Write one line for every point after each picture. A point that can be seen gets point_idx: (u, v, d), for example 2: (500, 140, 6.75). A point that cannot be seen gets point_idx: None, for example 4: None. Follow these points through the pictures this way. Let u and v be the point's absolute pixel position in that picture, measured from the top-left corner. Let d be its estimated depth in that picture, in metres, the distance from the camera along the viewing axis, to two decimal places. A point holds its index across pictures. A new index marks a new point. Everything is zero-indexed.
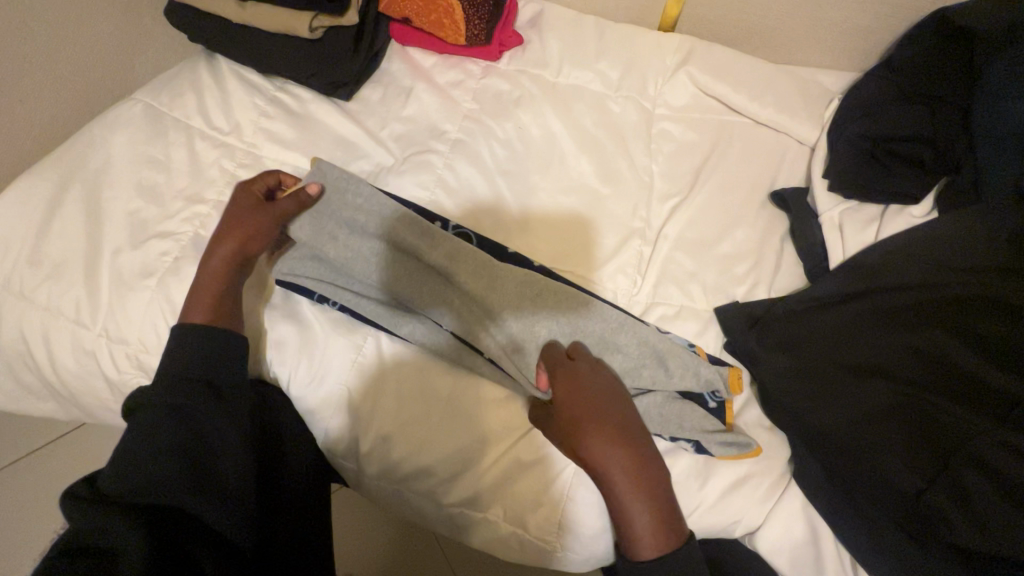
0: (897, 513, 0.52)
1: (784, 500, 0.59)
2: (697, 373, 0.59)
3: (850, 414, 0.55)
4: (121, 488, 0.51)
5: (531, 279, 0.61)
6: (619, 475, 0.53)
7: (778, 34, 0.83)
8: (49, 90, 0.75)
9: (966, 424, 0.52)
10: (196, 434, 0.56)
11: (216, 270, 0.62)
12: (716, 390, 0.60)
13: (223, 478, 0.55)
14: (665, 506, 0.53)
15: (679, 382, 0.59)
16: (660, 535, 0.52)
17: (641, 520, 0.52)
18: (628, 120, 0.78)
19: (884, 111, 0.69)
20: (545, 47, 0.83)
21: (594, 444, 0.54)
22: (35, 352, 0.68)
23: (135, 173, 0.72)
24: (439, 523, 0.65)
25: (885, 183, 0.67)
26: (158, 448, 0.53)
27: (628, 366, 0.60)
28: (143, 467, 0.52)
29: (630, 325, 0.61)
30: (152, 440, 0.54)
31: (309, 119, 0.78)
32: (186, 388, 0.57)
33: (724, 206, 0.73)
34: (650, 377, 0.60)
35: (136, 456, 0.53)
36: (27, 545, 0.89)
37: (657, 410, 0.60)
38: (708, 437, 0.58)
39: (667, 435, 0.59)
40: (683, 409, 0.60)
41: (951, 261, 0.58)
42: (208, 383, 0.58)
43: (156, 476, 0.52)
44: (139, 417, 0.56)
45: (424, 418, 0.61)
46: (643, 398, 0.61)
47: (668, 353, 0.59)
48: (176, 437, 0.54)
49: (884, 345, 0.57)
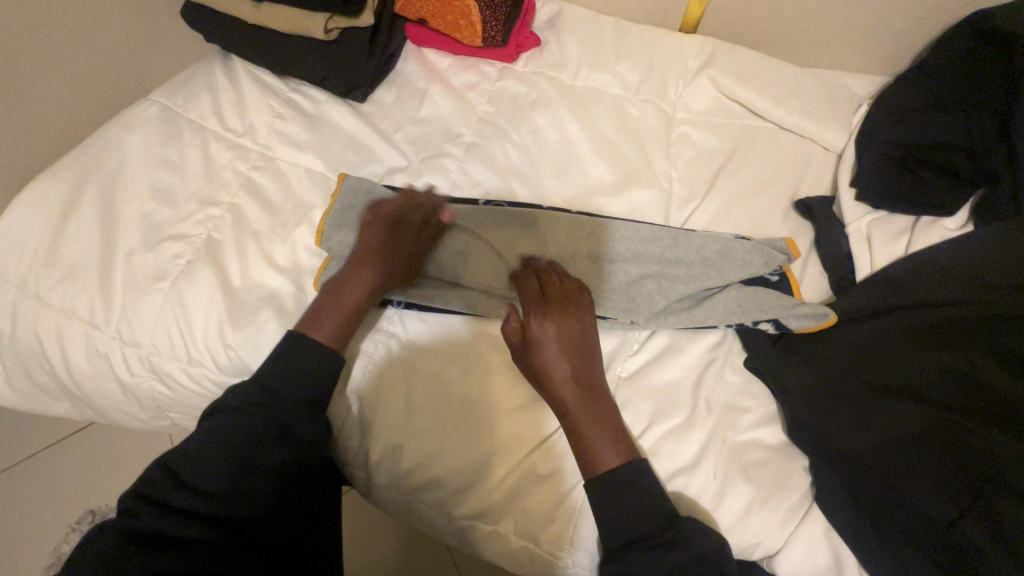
0: (925, 541, 0.49)
1: (806, 524, 0.56)
2: (759, 251, 0.62)
3: (880, 435, 0.53)
4: (210, 490, 0.53)
5: (584, 244, 0.64)
6: (561, 383, 0.57)
7: (806, 35, 0.80)
8: (65, 91, 0.75)
9: (999, 448, 0.49)
10: (276, 464, 0.56)
11: (347, 303, 0.61)
12: (777, 265, 0.63)
13: (289, 510, 0.57)
14: (607, 415, 0.57)
15: (747, 271, 0.62)
16: (618, 444, 0.56)
17: (597, 436, 0.56)
18: (647, 125, 0.76)
19: (917, 118, 0.66)
20: (563, 48, 0.81)
21: (543, 349, 0.58)
22: (50, 353, 0.68)
23: (150, 174, 0.72)
24: (448, 534, 0.64)
25: (911, 193, 0.65)
26: (239, 473, 0.54)
27: (699, 314, 0.61)
28: (221, 485, 0.53)
29: (682, 238, 0.64)
30: (236, 457, 0.54)
31: (322, 121, 0.77)
32: (288, 407, 0.57)
33: (744, 213, 0.71)
34: (725, 309, 0.61)
35: (238, 466, 0.54)
36: (42, 543, 0.91)
37: (735, 303, 0.61)
38: (786, 313, 0.59)
39: (748, 321, 0.60)
40: (761, 296, 0.61)
41: (992, 276, 0.55)
42: (279, 410, 0.57)
43: (233, 497, 0.53)
44: (246, 416, 0.56)
45: (432, 426, 0.60)
46: (719, 294, 0.62)
47: (729, 285, 0.62)
48: (271, 458, 0.55)
49: (919, 364, 0.55)
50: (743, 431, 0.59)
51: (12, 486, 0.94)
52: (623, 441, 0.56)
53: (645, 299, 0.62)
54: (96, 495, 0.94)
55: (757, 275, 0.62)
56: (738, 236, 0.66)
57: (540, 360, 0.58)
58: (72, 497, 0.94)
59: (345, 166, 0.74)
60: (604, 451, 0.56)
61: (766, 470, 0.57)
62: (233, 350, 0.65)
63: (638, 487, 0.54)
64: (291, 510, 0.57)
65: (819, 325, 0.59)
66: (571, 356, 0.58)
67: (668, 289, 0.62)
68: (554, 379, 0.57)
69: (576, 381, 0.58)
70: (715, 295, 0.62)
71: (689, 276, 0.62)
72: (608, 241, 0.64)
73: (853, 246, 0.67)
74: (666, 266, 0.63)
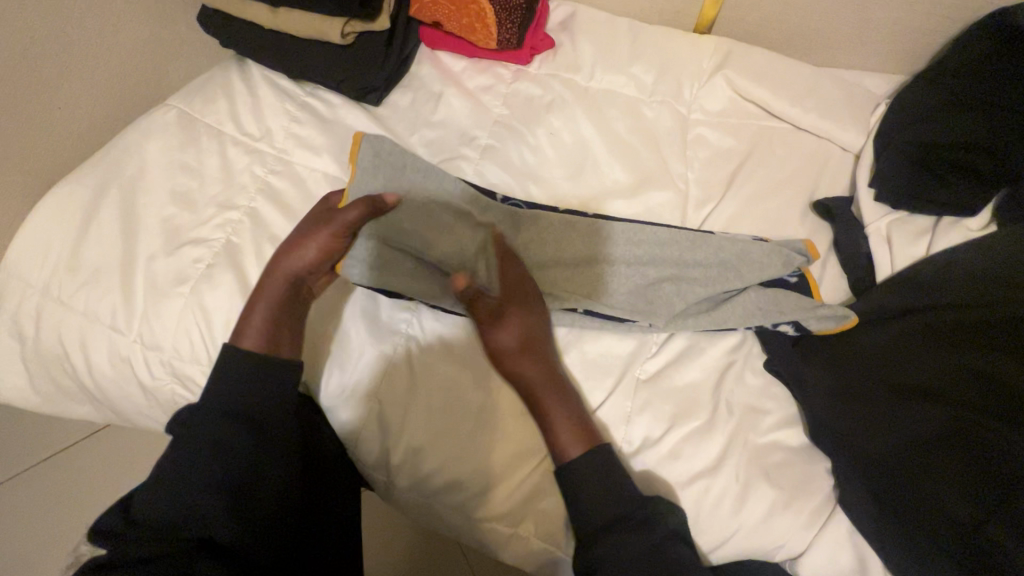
0: (948, 543, 0.49)
1: (831, 526, 0.56)
2: (778, 252, 0.62)
3: (899, 437, 0.53)
4: (149, 512, 0.52)
5: (601, 248, 0.64)
6: (528, 376, 0.58)
7: (821, 36, 0.80)
8: (84, 96, 0.75)
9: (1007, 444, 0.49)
10: (246, 468, 0.55)
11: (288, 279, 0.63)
12: (796, 266, 0.63)
13: (274, 514, 0.56)
14: (569, 404, 0.58)
15: (765, 273, 0.62)
16: (581, 432, 0.57)
17: (561, 426, 0.57)
18: (662, 126, 0.76)
19: (937, 117, 0.66)
20: (577, 50, 0.81)
21: (507, 344, 0.59)
22: (72, 356, 0.69)
23: (169, 178, 0.73)
24: (469, 536, 0.64)
25: (932, 193, 0.65)
26: (209, 484, 0.53)
27: (718, 317, 0.62)
28: (196, 498, 0.53)
29: (700, 240, 0.63)
30: (173, 475, 0.54)
31: (339, 124, 0.77)
32: (215, 418, 0.56)
33: (761, 214, 0.71)
34: (743, 313, 0.61)
35: (175, 481, 0.53)
36: (63, 542, 0.92)
37: (753, 306, 0.61)
38: (807, 315, 0.59)
39: (768, 324, 0.60)
40: (780, 298, 0.61)
41: (1008, 275, 0.55)
42: (212, 423, 0.56)
43: (210, 510, 0.53)
44: (182, 435, 0.57)
45: (449, 431, 0.61)
46: (737, 297, 0.62)
47: (747, 289, 0.62)
48: (207, 469, 0.54)
49: (934, 365, 0.54)
50: (765, 433, 0.59)
51: (29, 488, 0.94)
52: (586, 429, 0.57)
53: (665, 304, 0.62)
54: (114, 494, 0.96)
55: (776, 277, 0.62)
56: (755, 238, 0.66)
57: (508, 355, 0.59)
58: (91, 498, 0.95)
59: None
60: (567, 439, 0.56)
61: (789, 472, 0.57)
62: None
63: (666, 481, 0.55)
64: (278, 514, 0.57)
65: (840, 326, 0.59)
66: (527, 350, 0.59)
67: (687, 292, 0.62)
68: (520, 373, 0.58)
69: (543, 373, 0.59)
70: (734, 298, 0.62)
71: (707, 279, 0.62)
72: (625, 245, 0.64)
73: (873, 247, 0.67)
74: (685, 268, 0.63)
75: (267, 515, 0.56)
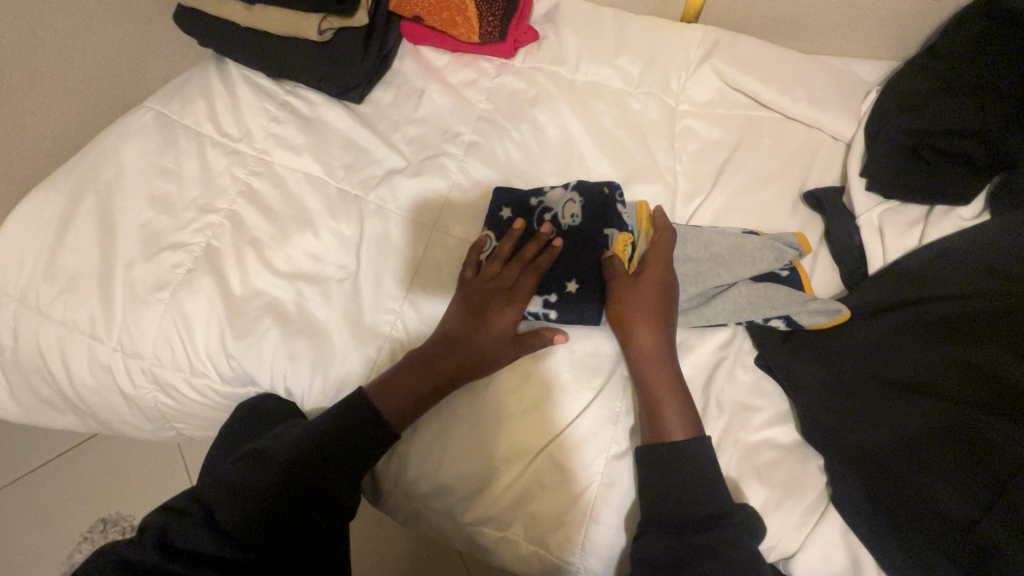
0: (942, 538, 0.48)
1: (823, 525, 0.55)
2: (771, 246, 0.61)
3: (890, 432, 0.52)
4: (232, 511, 0.49)
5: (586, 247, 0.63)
6: (650, 354, 0.58)
7: (810, 22, 0.78)
8: (57, 100, 0.73)
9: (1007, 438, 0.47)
10: (295, 479, 0.53)
11: (493, 327, 0.60)
12: (788, 259, 0.61)
13: (312, 541, 0.52)
14: (684, 393, 0.57)
15: (757, 267, 0.60)
16: (687, 417, 0.56)
17: (671, 407, 0.56)
18: (650, 119, 0.74)
19: (930, 103, 0.64)
20: (562, 42, 0.79)
21: (636, 321, 0.59)
22: (52, 366, 0.68)
23: (147, 183, 0.71)
24: (459, 540, 0.63)
25: (928, 181, 0.63)
26: (264, 489, 0.51)
27: (707, 315, 0.60)
28: (248, 496, 0.50)
29: (690, 237, 0.64)
30: (264, 480, 0.52)
31: (319, 123, 0.76)
32: (329, 443, 0.55)
33: (751, 206, 0.69)
34: (734, 309, 0.60)
35: (266, 488, 0.51)
36: (58, 548, 0.92)
37: (745, 301, 0.59)
38: (799, 310, 0.58)
39: (759, 319, 0.59)
40: (771, 292, 0.59)
41: (1002, 266, 0.54)
42: (324, 446, 0.55)
43: (255, 517, 0.49)
44: (286, 446, 0.55)
45: (439, 433, 0.61)
46: (728, 291, 0.61)
47: (739, 286, 0.61)
48: (304, 485, 0.53)
49: (927, 358, 0.53)
50: (755, 431, 0.59)
51: (27, 494, 0.95)
52: (691, 417, 0.56)
53: None
54: (106, 500, 0.95)
55: (768, 271, 0.60)
56: (746, 231, 0.65)
57: (637, 331, 0.59)
58: (84, 504, 0.95)
59: (344, 169, 0.73)
60: (671, 422, 0.56)
61: (781, 470, 0.56)
62: (236, 360, 0.65)
63: (669, 471, 0.54)
64: (324, 528, 0.53)
65: (831, 321, 0.58)
66: (660, 323, 0.59)
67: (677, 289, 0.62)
68: (644, 352, 0.58)
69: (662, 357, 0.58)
70: (724, 293, 0.61)
71: (697, 275, 0.62)
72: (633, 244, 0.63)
73: (866, 238, 0.65)
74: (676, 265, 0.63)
75: (306, 538, 0.52)
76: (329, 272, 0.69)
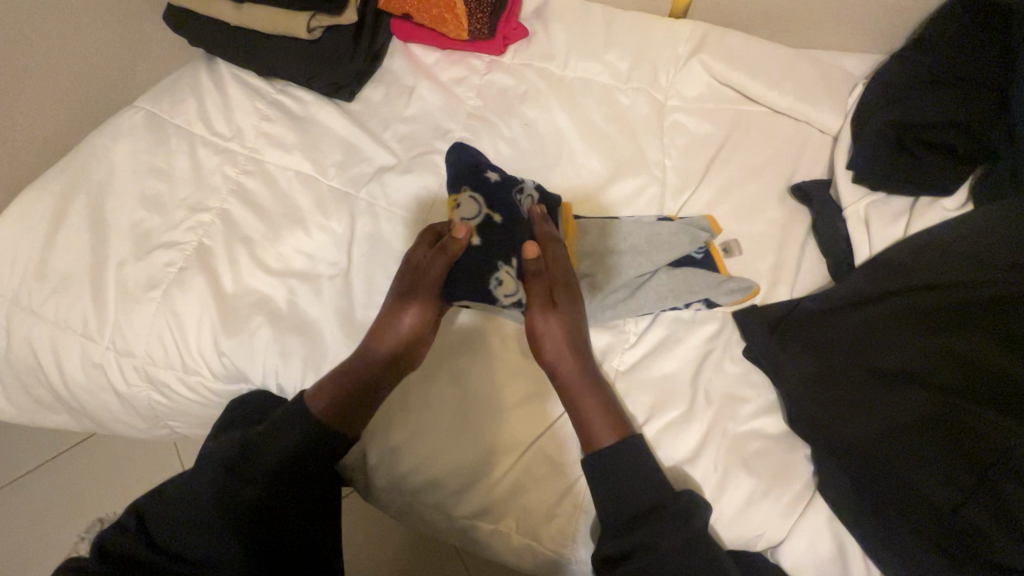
0: (929, 525, 0.49)
1: (810, 513, 0.55)
2: (679, 232, 0.65)
3: (882, 423, 0.52)
4: (172, 516, 0.54)
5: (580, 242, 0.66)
6: (569, 365, 0.58)
7: (798, 17, 0.79)
8: (47, 100, 0.73)
9: (989, 425, 0.49)
10: (249, 480, 0.56)
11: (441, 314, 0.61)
12: (700, 243, 0.65)
13: (278, 555, 0.56)
14: (608, 397, 0.58)
15: (670, 253, 0.64)
16: (613, 421, 0.57)
17: (596, 414, 0.57)
18: (638, 114, 0.75)
19: (914, 96, 0.65)
20: (551, 38, 0.80)
21: (548, 335, 0.59)
22: (44, 365, 0.68)
23: (139, 181, 0.72)
24: (452, 534, 0.64)
25: (911, 174, 0.64)
26: (201, 495, 0.55)
27: (635, 305, 0.63)
28: (187, 501, 0.55)
29: (609, 229, 0.66)
30: (203, 483, 0.56)
31: (311, 121, 0.76)
32: (264, 442, 0.58)
33: (739, 199, 0.70)
34: (658, 297, 0.62)
35: (199, 491, 0.55)
36: (57, 546, 0.92)
37: (667, 287, 0.63)
38: (715, 291, 0.62)
39: (681, 304, 0.62)
40: (689, 276, 0.63)
41: (984, 257, 0.55)
42: (260, 447, 0.58)
43: (207, 517, 0.54)
44: (228, 449, 0.58)
45: (427, 429, 0.60)
46: (652, 280, 0.64)
47: (659, 274, 0.64)
48: (239, 483, 0.56)
49: (915, 348, 0.54)
50: (744, 421, 0.59)
51: (25, 492, 0.95)
52: (618, 420, 0.57)
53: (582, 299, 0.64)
54: (103, 499, 0.96)
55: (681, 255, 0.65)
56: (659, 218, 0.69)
57: (552, 341, 0.59)
58: (82, 503, 0.95)
59: (335, 167, 0.73)
60: (599, 429, 0.57)
61: (769, 460, 0.57)
62: (227, 357, 0.65)
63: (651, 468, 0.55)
64: (269, 519, 0.56)
65: (747, 297, 0.63)
66: (569, 342, 0.59)
67: (600, 284, 0.64)
68: (559, 364, 0.58)
69: (580, 364, 0.59)
70: (646, 282, 0.64)
71: (619, 267, 0.64)
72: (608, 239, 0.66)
73: (852, 229, 0.66)
74: (602, 255, 0.65)
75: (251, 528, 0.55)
76: (320, 269, 0.69)
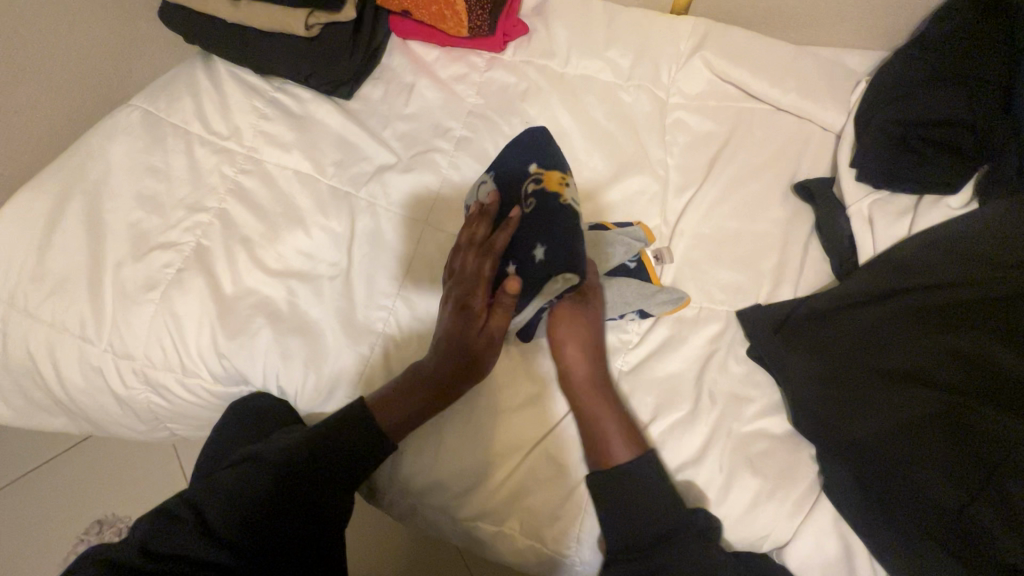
0: (933, 525, 0.49)
1: (816, 513, 0.56)
2: (612, 240, 0.64)
3: (886, 421, 0.52)
4: (221, 507, 0.49)
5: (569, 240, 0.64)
6: (587, 382, 0.58)
7: (800, 13, 0.78)
8: (41, 99, 0.72)
9: (994, 425, 0.48)
10: (305, 470, 0.53)
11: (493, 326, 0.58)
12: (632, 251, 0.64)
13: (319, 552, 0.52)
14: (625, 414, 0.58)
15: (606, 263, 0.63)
16: (630, 437, 0.56)
17: (614, 431, 0.56)
18: (641, 112, 0.74)
19: (919, 93, 0.64)
20: (551, 35, 0.79)
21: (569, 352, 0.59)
22: (42, 367, 0.67)
23: (136, 181, 0.71)
24: (455, 535, 0.63)
25: (916, 172, 0.63)
26: (252, 488, 0.51)
27: None
28: (237, 492, 0.50)
29: None
30: (257, 474, 0.52)
31: (310, 119, 0.75)
32: (325, 437, 0.55)
33: (742, 197, 0.69)
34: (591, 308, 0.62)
35: (252, 483, 0.51)
36: (56, 548, 0.92)
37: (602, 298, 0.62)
38: (647, 301, 0.61)
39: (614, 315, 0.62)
40: (624, 286, 0.62)
41: (992, 255, 0.54)
42: (319, 440, 0.55)
43: (261, 507, 0.50)
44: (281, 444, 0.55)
45: (432, 430, 0.60)
46: None
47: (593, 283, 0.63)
48: (295, 475, 0.53)
49: (921, 347, 0.53)
50: (748, 422, 0.59)
51: (25, 493, 0.95)
52: (634, 436, 0.57)
53: None
54: (103, 500, 0.95)
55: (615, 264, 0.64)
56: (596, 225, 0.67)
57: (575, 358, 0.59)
58: (82, 503, 0.95)
59: (335, 166, 0.72)
60: (615, 445, 0.56)
61: (773, 460, 0.57)
62: (228, 359, 0.65)
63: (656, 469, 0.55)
64: (319, 514, 0.53)
65: (678, 307, 0.62)
66: (590, 359, 0.59)
67: None
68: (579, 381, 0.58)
69: (598, 382, 0.58)
70: None
71: None
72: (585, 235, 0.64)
73: (855, 227, 0.66)
74: None
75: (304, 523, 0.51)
76: (320, 270, 0.68)
